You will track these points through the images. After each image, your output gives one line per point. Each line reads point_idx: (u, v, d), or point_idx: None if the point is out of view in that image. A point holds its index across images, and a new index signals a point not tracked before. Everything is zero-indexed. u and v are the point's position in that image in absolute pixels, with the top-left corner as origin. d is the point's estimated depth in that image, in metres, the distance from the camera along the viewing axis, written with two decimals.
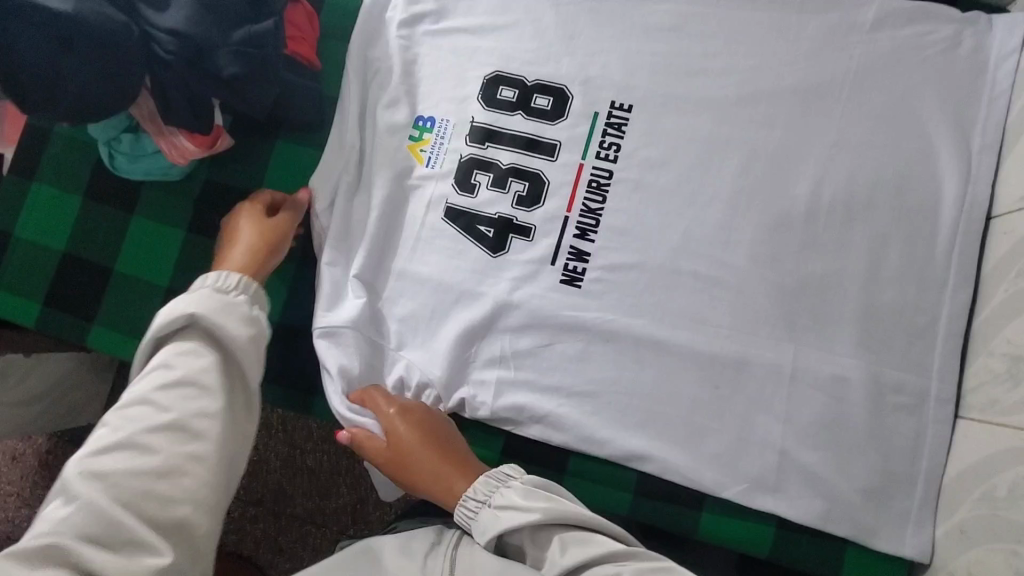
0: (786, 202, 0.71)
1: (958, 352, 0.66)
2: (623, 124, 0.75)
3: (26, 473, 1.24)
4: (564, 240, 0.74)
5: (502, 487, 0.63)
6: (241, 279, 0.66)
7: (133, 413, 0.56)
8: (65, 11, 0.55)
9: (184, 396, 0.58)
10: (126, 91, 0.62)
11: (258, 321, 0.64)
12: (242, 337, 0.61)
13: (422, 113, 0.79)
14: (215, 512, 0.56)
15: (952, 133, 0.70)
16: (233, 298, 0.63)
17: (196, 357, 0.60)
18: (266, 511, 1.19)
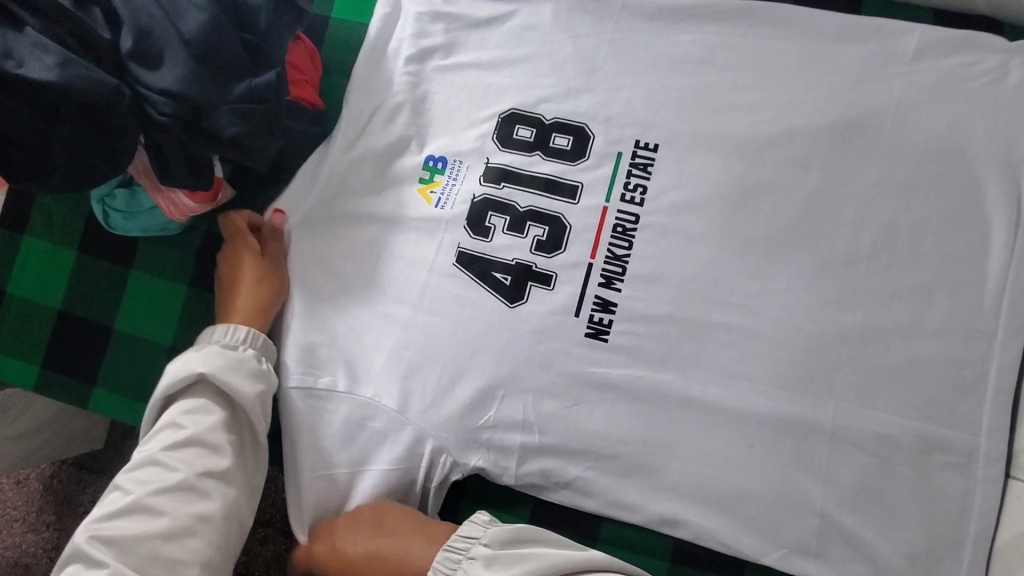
0: (823, 248, 0.68)
1: (1008, 409, 0.63)
2: (648, 164, 0.71)
3: (31, 498, 1.20)
4: (589, 290, 0.70)
5: (463, 561, 0.60)
6: (248, 333, 0.70)
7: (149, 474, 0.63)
8: (52, 81, 0.53)
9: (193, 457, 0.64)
10: (119, 155, 0.59)
11: (265, 377, 0.69)
12: (249, 395, 0.66)
13: (432, 153, 0.75)
14: (220, 567, 0.62)
15: (1003, 171, 0.66)
16: (239, 354, 0.68)
17: (205, 417, 0.66)
18: (277, 530, 1.15)
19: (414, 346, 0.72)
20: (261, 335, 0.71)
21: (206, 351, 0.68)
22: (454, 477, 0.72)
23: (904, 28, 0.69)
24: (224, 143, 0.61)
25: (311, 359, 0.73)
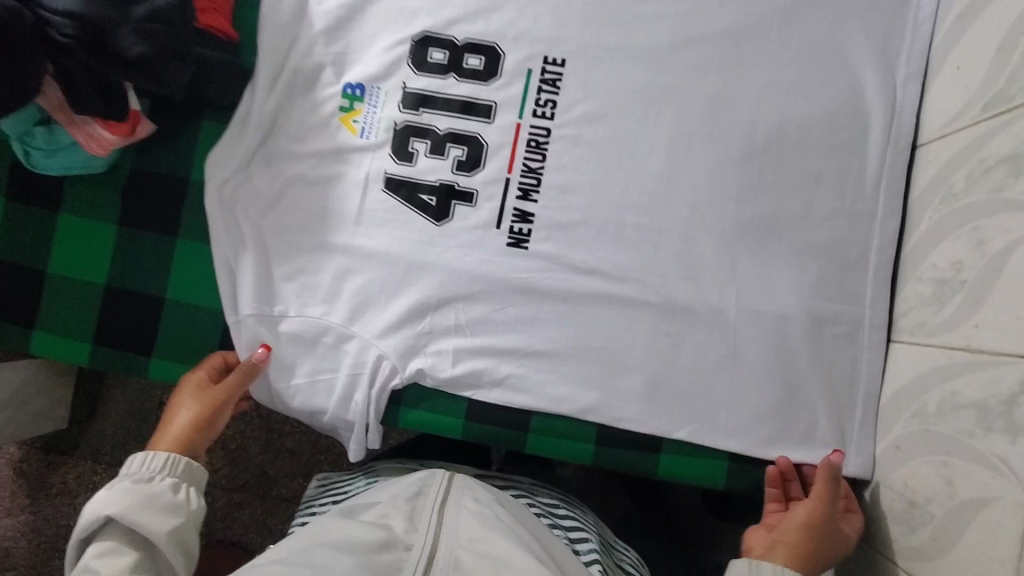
0: (723, 147, 0.72)
1: (889, 280, 0.69)
2: (557, 79, 0.74)
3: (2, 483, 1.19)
4: (507, 202, 0.74)
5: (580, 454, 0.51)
6: (167, 459, 0.67)
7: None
8: None
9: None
10: (26, 81, 0.60)
11: (181, 505, 0.65)
12: (161, 530, 0.62)
13: (350, 81, 0.76)
14: None
15: (880, 63, 0.71)
16: (154, 487, 0.65)
17: (117, 556, 0.61)
18: (252, 495, 1.19)
19: (348, 267, 0.75)
20: (183, 459, 0.69)
21: (115, 488, 0.63)
22: (393, 383, 0.74)
23: None
24: (131, 64, 0.62)
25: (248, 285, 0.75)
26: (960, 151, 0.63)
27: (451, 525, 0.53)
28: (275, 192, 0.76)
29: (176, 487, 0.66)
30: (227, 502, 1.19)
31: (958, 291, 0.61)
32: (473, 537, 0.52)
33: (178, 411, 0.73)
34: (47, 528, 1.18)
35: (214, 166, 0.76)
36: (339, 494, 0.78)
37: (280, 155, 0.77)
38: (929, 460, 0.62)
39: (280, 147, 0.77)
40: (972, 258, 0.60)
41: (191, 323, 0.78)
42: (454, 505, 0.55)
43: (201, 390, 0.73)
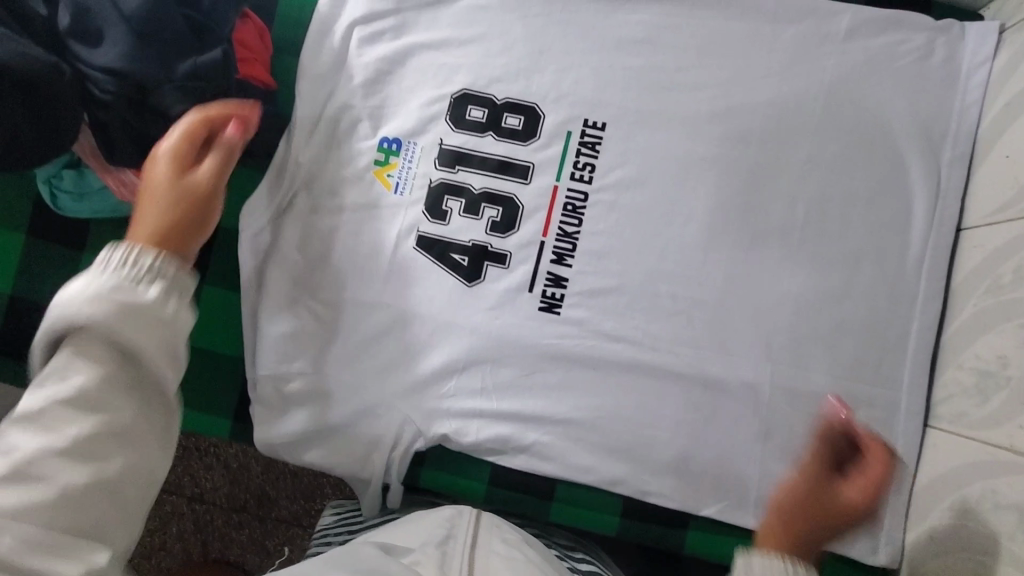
0: (763, 219, 0.71)
1: (927, 365, 0.68)
2: (597, 143, 0.74)
3: None
4: (541, 266, 0.73)
5: None
6: None
7: (64, 355, 0.43)
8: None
9: (132, 308, 0.43)
10: (60, 133, 0.59)
11: None
12: None
13: (385, 135, 0.76)
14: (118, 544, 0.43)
15: (925, 146, 0.70)
16: None
17: None
18: (252, 516, 1.16)
19: (378, 326, 0.74)
20: None
21: None
22: (416, 445, 0.73)
23: (838, 8, 0.72)
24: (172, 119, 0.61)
25: (273, 339, 0.74)
26: (1006, 242, 0.62)
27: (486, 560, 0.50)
28: (303, 246, 0.76)
29: None
30: (227, 522, 1.17)
31: (1001, 388, 0.59)
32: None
33: None
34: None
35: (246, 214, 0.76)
36: (354, 523, 0.76)
37: (312, 205, 0.76)
38: (965, 558, 0.60)
39: (312, 199, 0.76)
40: (1016, 354, 0.58)
41: (212, 371, 0.77)
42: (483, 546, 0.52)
43: (177, 171, 0.52)
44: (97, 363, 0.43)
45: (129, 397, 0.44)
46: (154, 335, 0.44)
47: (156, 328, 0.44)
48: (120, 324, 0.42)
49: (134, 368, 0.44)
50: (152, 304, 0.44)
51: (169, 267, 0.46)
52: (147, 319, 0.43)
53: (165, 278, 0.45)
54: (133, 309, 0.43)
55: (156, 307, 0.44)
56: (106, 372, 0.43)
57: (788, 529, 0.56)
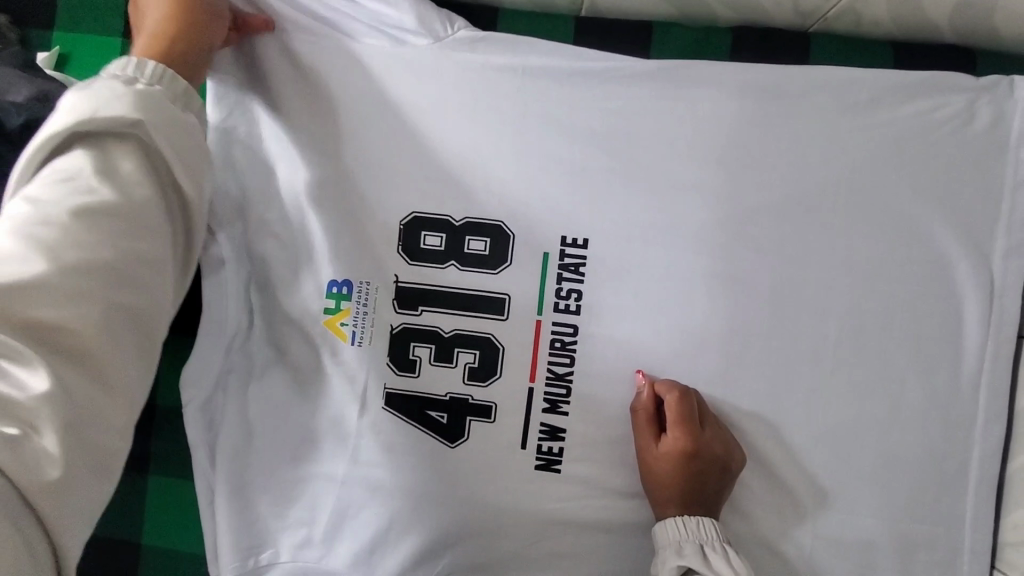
0: (787, 340, 0.60)
1: (993, 499, 0.58)
2: (581, 264, 0.62)
3: None
4: (533, 418, 0.62)
5: (689, 529, 0.56)
6: None
7: (46, 238, 0.40)
8: None
9: (144, 203, 0.44)
10: None
11: None
12: None
13: (332, 277, 0.63)
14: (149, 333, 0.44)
15: (975, 234, 0.58)
16: None
17: None
18: None
19: (352, 502, 0.63)
20: None
21: None
22: None
23: (856, 74, 0.59)
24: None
25: (231, 527, 0.64)
26: None
27: None
28: (253, 417, 0.64)
29: None
30: None
31: None
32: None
33: None
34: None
35: (185, 387, 0.64)
36: None
37: (256, 367, 0.65)
38: None
39: (258, 360, 0.65)
40: None
41: (173, 565, 0.67)
42: None
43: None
44: (88, 267, 0.41)
45: (155, 277, 0.44)
46: (152, 239, 0.44)
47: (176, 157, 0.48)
48: (158, 141, 0.46)
49: (119, 286, 0.42)
50: (147, 204, 0.45)
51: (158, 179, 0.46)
52: (171, 119, 0.47)
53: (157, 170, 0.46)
54: (148, 134, 0.46)
55: (196, 138, 0.49)
56: (96, 284, 0.40)
57: (660, 501, 0.59)
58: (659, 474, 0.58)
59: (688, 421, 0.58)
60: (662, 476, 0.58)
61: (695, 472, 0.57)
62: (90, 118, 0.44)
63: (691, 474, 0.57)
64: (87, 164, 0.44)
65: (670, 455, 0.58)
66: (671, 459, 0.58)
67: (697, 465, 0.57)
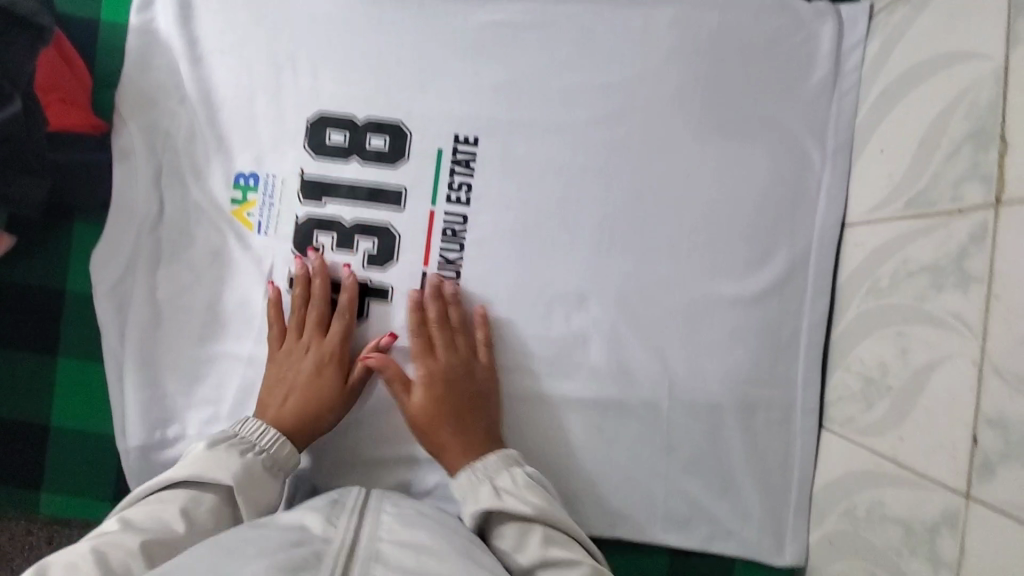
0: (650, 228, 0.69)
1: (818, 364, 0.68)
2: (471, 160, 0.69)
3: None
4: (426, 299, 0.69)
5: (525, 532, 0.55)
6: None
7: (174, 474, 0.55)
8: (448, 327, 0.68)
9: (215, 502, 0.54)
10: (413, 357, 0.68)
11: None
12: None
13: (243, 171, 0.68)
14: (218, 513, 0.54)
15: (799, 141, 0.69)
16: None
17: None
18: None
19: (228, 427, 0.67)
20: None
21: None
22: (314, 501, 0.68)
23: None
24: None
25: (134, 405, 0.67)
26: (883, 245, 0.60)
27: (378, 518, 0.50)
28: (151, 300, 0.67)
29: None
30: None
31: (881, 395, 0.58)
32: (395, 528, 0.47)
33: None
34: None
35: (96, 270, 0.66)
36: None
37: (146, 255, 0.67)
38: (858, 564, 0.59)
39: (146, 248, 0.67)
40: (895, 363, 0.56)
41: (80, 449, 0.68)
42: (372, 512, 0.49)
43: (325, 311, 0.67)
44: (189, 497, 0.54)
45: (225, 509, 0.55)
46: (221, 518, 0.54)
47: (268, 487, 0.58)
48: (215, 471, 0.54)
49: (202, 484, 0.55)
50: (223, 467, 0.55)
51: (276, 444, 0.60)
52: (262, 476, 0.57)
53: (268, 446, 0.60)
54: (245, 488, 0.55)
55: (271, 487, 0.58)
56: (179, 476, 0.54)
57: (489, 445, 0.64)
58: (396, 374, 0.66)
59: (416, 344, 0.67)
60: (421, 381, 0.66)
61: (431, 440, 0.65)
62: (207, 464, 0.55)
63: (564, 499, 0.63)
64: (250, 459, 0.57)
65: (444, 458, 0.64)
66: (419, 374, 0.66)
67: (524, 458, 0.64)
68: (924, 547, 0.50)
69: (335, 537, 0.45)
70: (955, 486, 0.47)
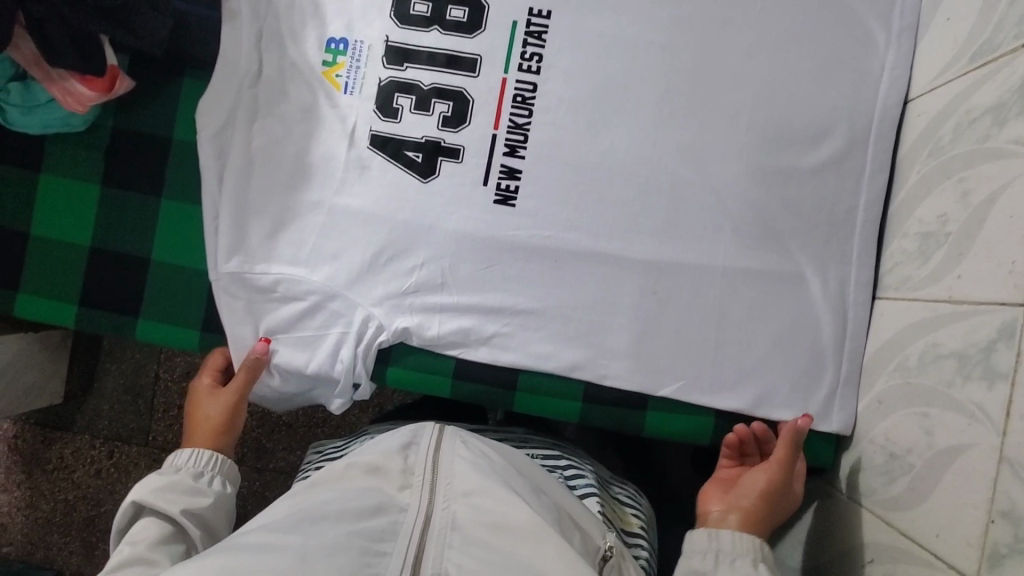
0: (712, 100, 0.71)
1: (875, 238, 0.70)
2: (543, 32, 0.73)
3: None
4: (494, 159, 0.73)
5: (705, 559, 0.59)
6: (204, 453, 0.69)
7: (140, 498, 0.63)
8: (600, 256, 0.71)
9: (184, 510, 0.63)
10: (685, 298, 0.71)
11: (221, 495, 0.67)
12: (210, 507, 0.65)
13: (334, 36, 0.74)
14: (174, 500, 0.62)
15: (863, 21, 0.70)
16: (199, 479, 0.66)
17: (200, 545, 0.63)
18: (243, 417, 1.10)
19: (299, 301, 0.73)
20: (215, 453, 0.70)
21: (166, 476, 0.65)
22: (380, 340, 0.73)
23: None
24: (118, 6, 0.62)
25: (224, 241, 0.73)
26: (945, 104, 0.62)
27: (447, 468, 0.53)
28: (246, 149, 0.74)
29: (199, 475, 0.67)
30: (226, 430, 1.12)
31: (940, 245, 0.59)
32: (468, 486, 0.51)
33: (204, 404, 0.74)
34: (45, 503, 1.16)
35: (202, 118, 0.74)
36: (336, 453, 0.75)
37: (244, 107, 0.74)
38: (910, 413, 0.60)
39: (245, 101, 0.74)
40: (956, 210, 0.58)
41: (179, 280, 0.76)
42: (448, 453, 0.54)
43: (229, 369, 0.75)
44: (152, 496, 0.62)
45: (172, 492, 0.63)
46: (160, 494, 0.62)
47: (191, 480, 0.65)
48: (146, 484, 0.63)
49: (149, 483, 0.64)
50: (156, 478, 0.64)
51: (216, 463, 0.69)
52: (183, 480, 0.65)
53: (211, 466, 0.69)
54: (155, 494, 0.62)
55: (190, 477, 0.66)
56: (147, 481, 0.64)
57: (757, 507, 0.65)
58: (773, 461, 0.67)
59: (789, 459, 0.67)
60: (781, 496, 0.66)
61: (749, 526, 0.64)
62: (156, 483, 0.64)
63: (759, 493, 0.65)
64: (187, 478, 0.66)
65: (722, 519, 0.64)
66: (779, 488, 0.66)
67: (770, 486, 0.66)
68: (975, 366, 0.53)
69: (411, 503, 0.51)
70: (1013, 300, 0.49)
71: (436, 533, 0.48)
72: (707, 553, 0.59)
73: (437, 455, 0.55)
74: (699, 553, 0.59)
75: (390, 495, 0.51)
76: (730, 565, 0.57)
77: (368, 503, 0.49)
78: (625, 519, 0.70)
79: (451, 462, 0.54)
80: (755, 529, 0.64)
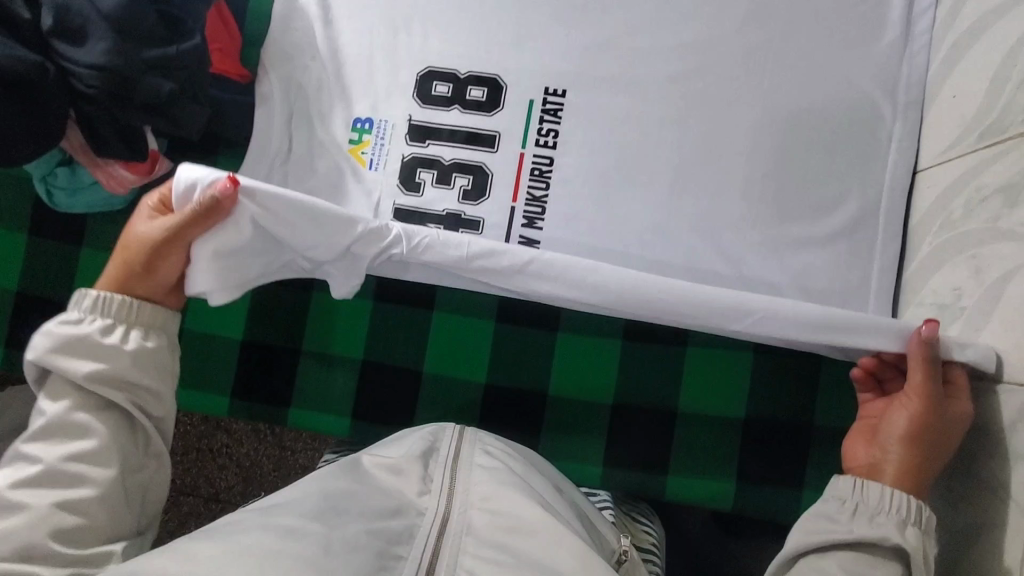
0: (724, 171, 0.73)
1: (889, 304, 0.71)
2: (559, 109, 0.76)
3: None
4: (513, 230, 0.76)
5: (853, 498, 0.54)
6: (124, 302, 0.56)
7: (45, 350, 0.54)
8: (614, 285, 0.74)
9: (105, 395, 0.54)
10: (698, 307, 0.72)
11: (152, 354, 0.56)
12: (144, 380, 0.55)
13: (360, 115, 0.78)
14: (90, 376, 0.53)
15: (869, 95, 0.72)
16: (119, 333, 0.55)
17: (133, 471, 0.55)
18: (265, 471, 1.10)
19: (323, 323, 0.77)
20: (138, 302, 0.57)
21: (77, 335, 0.54)
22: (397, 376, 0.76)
23: None
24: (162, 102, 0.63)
25: None
26: (954, 179, 0.63)
27: (465, 478, 0.52)
28: None
29: (112, 327, 0.55)
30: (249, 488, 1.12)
31: (956, 318, 0.60)
32: (486, 494, 0.50)
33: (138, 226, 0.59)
34: None
35: None
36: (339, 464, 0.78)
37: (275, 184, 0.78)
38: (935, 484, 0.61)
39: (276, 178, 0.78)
40: (969, 285, 0.59)
41: (204, 346, 0.78)
42: (467, 460, 0.54)
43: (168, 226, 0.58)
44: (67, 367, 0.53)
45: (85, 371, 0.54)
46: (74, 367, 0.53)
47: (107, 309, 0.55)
48: (53, 340, 0.54)
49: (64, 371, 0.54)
50: (68, 321, 0.54)
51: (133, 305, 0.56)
52: (92, 340, 0.54)
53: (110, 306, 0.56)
54: (64, 359, 0.53)
55: (102, 332, 0.55)
56: (55, 348, 0.54)
57: (903, 450, 0.54)
58: (910, 393, 0.56)
59: (931, 387, 0.55)
60: (940, 430, 0.54)
61: (908, 478, 0.53)
62: (62, 345, 0.54)
63: (905, 434, 0.55)
64: (92, 326, 0.55)
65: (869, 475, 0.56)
66: (931, 420, 0.54)
67: (920, 417, 0.54)
68: (1002, 446, 0.54)
69: (430, 507, 0.50)
70: None
71: (452, 534, 0.47)
72: (847, 500, 0.54)
73: (455, 459, 0.54)
74: (839, 499, 0.55)
75: (409, 499, 0.50)
76: (869, 520, 0.52)
77: (388, 505, 0.49)
78: (638, 535, 0.67)
79: (470, 466, 0.53)
80: (920, 478, 0.53)
